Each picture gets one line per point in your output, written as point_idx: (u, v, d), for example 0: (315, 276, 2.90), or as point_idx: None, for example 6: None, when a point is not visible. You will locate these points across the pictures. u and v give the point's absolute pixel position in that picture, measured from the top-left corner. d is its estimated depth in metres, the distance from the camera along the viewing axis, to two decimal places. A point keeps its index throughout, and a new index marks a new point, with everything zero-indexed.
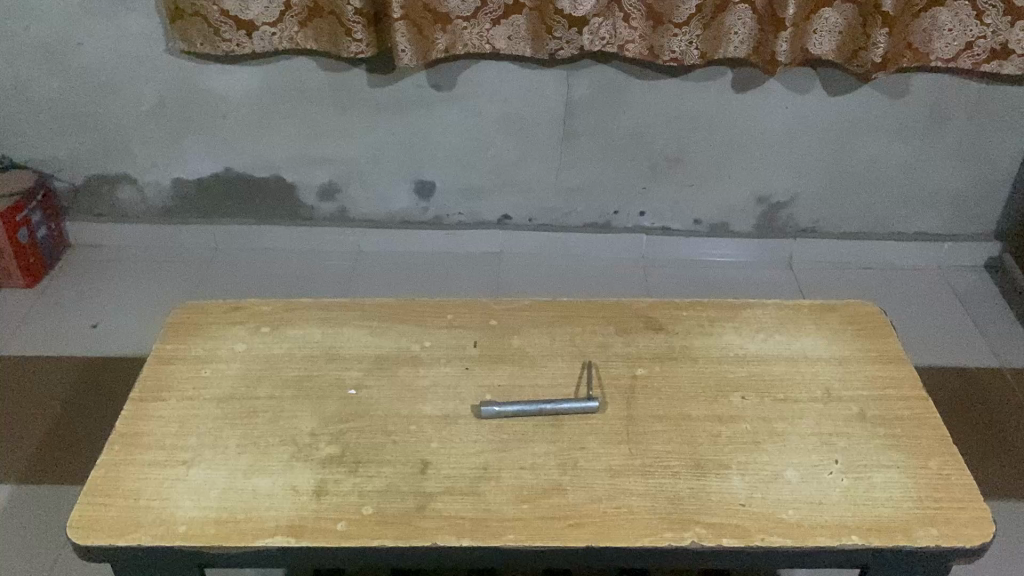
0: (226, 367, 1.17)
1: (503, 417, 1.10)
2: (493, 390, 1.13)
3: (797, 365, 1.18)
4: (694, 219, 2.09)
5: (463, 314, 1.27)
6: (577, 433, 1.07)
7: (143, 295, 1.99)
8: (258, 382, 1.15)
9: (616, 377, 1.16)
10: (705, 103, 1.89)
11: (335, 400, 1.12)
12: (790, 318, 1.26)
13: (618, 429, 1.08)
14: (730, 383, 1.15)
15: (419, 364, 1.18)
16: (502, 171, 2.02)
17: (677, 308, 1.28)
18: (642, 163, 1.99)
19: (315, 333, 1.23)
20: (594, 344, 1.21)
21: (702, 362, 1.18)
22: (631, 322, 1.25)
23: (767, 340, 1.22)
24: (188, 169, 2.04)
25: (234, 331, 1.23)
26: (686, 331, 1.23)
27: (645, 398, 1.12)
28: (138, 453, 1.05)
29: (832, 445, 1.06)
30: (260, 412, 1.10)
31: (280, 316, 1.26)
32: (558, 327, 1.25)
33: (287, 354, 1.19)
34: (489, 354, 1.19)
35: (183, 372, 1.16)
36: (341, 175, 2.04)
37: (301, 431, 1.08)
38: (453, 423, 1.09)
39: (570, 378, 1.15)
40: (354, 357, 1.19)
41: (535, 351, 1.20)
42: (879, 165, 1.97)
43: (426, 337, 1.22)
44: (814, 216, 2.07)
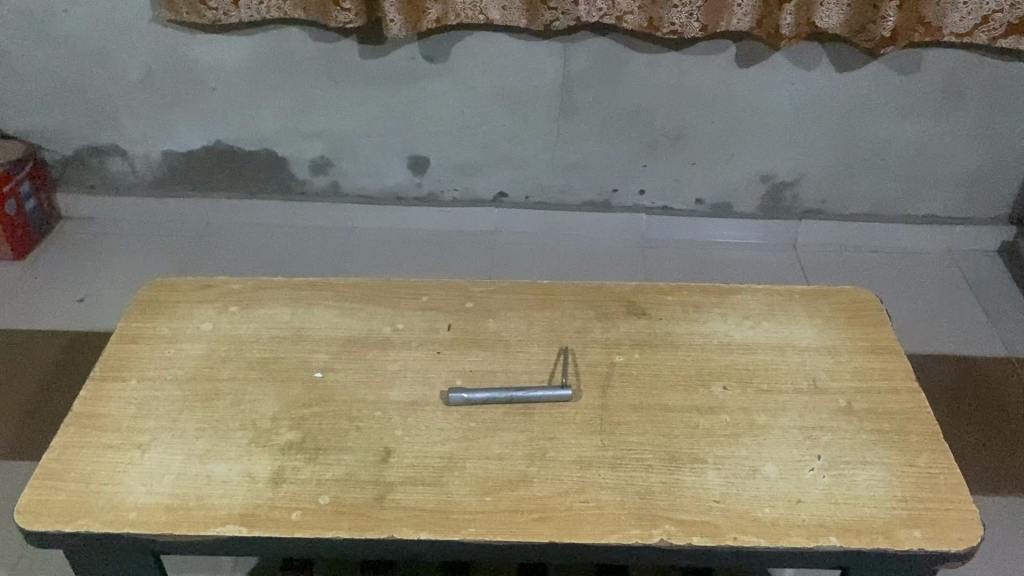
0: (191, 348, 1.14)
1: (473, 404, 1.05)
2: (463, 376, 1.09)
3: (784, 354, 1.12)
4: (696, 199, 2.02)
5: (438, 295, 1.22)
6: (548, 423, 1.03)
7: (130, 270, 1.96)
8: (222, 364, 1.11)
9: (593, 363, 1.11)
10: (707, 78, 1.82)
11: (300, 384, 1.08)
12: (781, 304, 1.20)
13: (591, 419, 1.03)
14: (713, 372, 1.09)
15: (389, 347, 1.13)
16: (497, 147, 1.96)
17: (663, 292, 1.22)
18: (642, 140, 1.92)
19: (284, 313, 1.19)
20: (572, 328, 1.16)
21: (684, 349, 1.13)
22: (613, 306, 1.20)
23: (754, 327, 1.16)
24: (177, 141, 2.00)
25: (201, 310, 1.19)
26: (670, 316, 1.18)
27: (621, 386, 1.07)
28: (94, 435, 1.02)
29: (815, 439, 1.01)
30: (221, 395, 1.07)
31: (250, 295, 1.22)
32: (537, 311, 1.19)
33: (255, 335, 1.15)
34: (463, 338, 1.15)
35: (146, 352, 1.13)
36: (333, 149, 1.99)
37: (262, 415, 1.04)
38: (420, 409, 1.05)
39: (544, 365, 1.11)
40: (323, 339, 1.15)
41: (511, 336, 1.15)
42: (888, 145, 1.90)
43: (398, 319, 1.18)
44: (821, 197, 2.00)
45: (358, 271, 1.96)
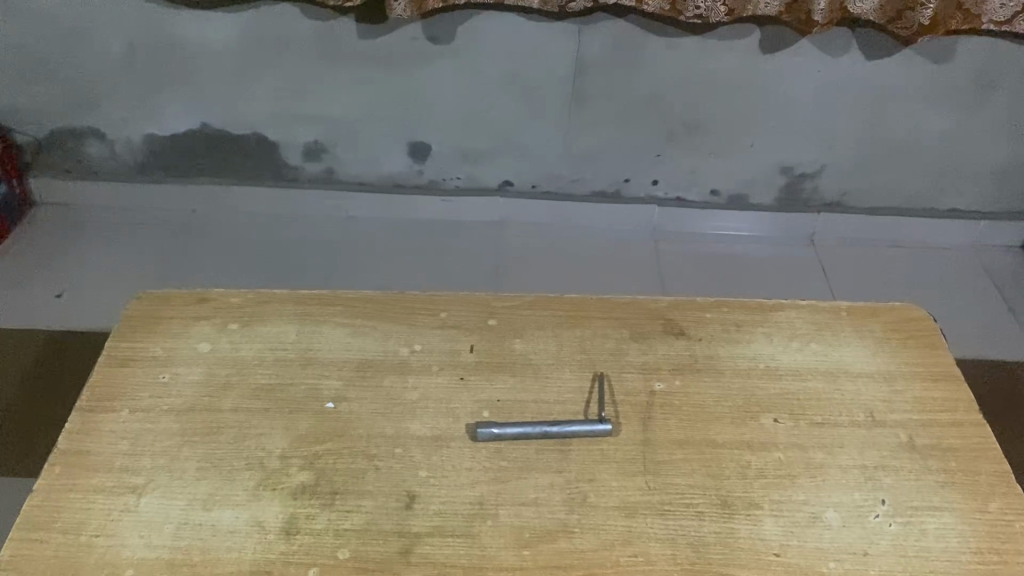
0: (188, 372, 1.03)
1: (504, 440, 0.96)
2: (490, 407, 0.99)
3: (836, 382, 1.03)
4: (712, 190, 1.93)
5: (457, 311, 1.12)
6: (587, 462, 0.94)
7: (113, 263, 1.84)
8: (223, 392, 1.01)
9: (631, 392, 1.01)
10: (729, 64, 1.71)
11: (310, 416, 0.98)
12: (829, 323, 1.11)
13: (634, 458, 0.94)
14: (761, 403, 1.01)
15: (407, 373, 1.03)
16: (503, 134, 1.85)
17: (701, 309, 1.13)
18: (657, 128, 1.82)
19: (289, 332, 1.08)
20: (606, 350, 1.07)
21: (729, 376, 1.04)
22: (649, 325, 1.10)
23: (802, 349, 1.07)
24: (161, 124, 1.86)
25: (198, 327, 1.09)
26: (711, 338, 1.09)
27: (664, 418, 0.98)
28: (83, 477, 0.91)
29: (877, 481, 0.93)
30: (224, 429, 0.97)
31: (251, 310, 1.11)
32: (566, 329, 1.10)
33: (258, 358, 1.05)
34: (487, 362, 1.05)
35: (138, 378, 1.02)
36: (328, 134, 1.87)
37: (270, 453, 0.94)
38: (444, 446, 0.95)
39: (578, 394, 1.01)
40: (333, 361, 1.04)
41: (540, 359, 1.05)
42: (915, 136, 1.81)
43: (416, 338, 1.08)
44: (842, 189, 1.91)
45: (357, 268, 1.86)
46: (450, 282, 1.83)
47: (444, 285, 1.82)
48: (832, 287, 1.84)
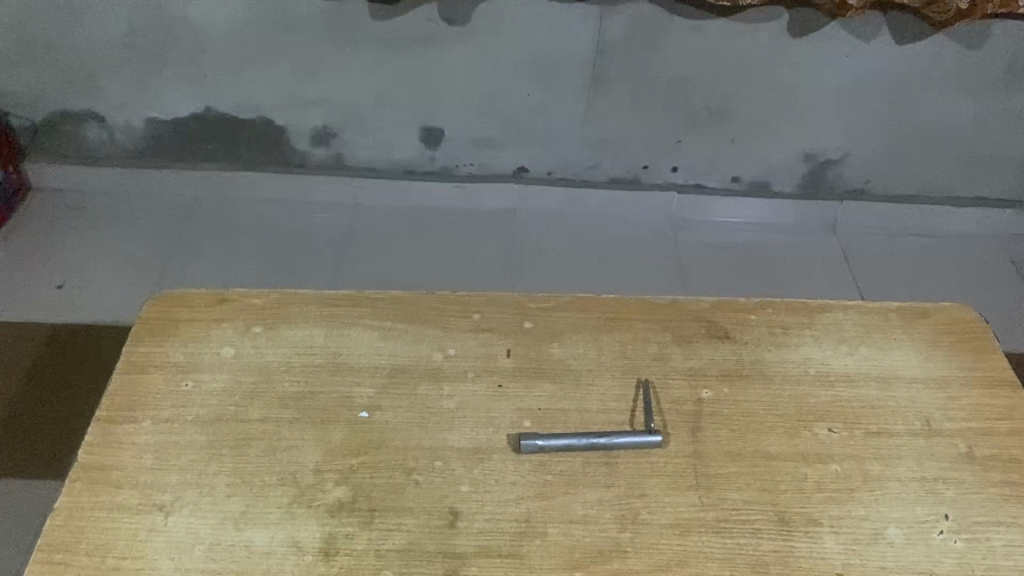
0: (212, 380, 0.98)
1: (548, 453, 0.91)
2: (532, 416, 0.95)
3: (889, 388, 1.00)
4: (732, 178, 1.88)
5: (492, 313, 1.07)
6: (636, 476, 0.89)
7: (116, 252, 1.78)
8: (250, 401, 0.96)
9: (678, 401, 0.97)
10: (755, 48, 1.66)
11: (343, 427, 0.93)
12: (877, 325, 1.07)
13: (685, 472, 0.90)
14: (813, 412, 0.97)
15: (442, 380, 0.99)
16: (520, 120, 1.79)
17: (745, 310, 1.08)
18: (679, 114, 1.77)
19: (317, 336, 1.03)
20: (649, 356, 1.02)
21: (778, 383, 1.00)
22: (691, 327, 1.06)
23: (851, 354, 1.03)
24: (164, 107, 1.79)
25: (220, 331, 1.03)
26: (757, 342, 1.04)
27: (713, 429, 0.94)
28: (107, 495, 0.86)
29: (938, 494, 0.89)
30: (253, 441, 0.92)
31: (275, 312, 1.06)
32: (606, 332, 1.05)
33: (285, 364, 1.00)
34: (525, 368, 1.00)
35: (160, 386, 0.97)
36: (338, 119, 1.81)
37: (303, 467, 0.90)
38: (486, 459, 0.91)
39: (622, 403, 0.97)
40: (364, 367, 1.00)
41: (580, 365, 1.01)
42: (942, 123, 1.76)
43: (450, 342, 1.03)
44: (866, 176, 1.87)
45: (370, 258, 1.80)
46: (466, 273, 1.78)
47: (459, 276, 1.77)
48: (856, 278, 1.81)
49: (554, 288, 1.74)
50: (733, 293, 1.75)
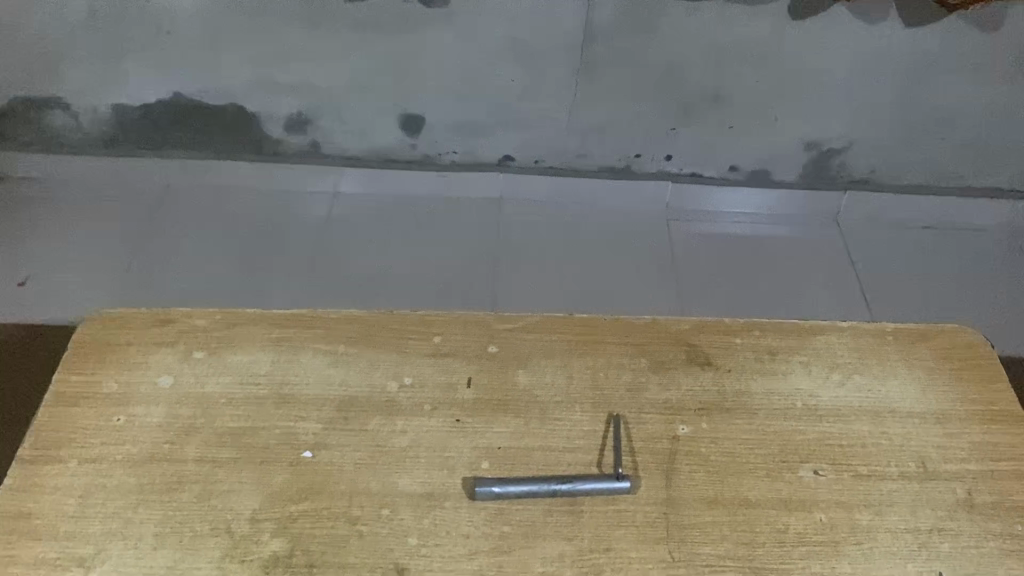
0: (146, 414, 0.90)
1: (506, 499, 0.84)
2: (491, 457, 0.87)
3: (883, 423, 0.91)
4: (730, 166, 1.78)
5: (454, 334, 0.98)
6: (601, 528, 0.82)
7: (82, 246, 1.70)
8: (186, 438, 0.88)
9: (651, 438, 0.89)
10: (754, 31, 1.54)
11: (285, 468, 0.86)
12: (873, 349, 0.98)
13: (655, 522, 0.83)
14: (799, 452, 0.89)
15: (395, 413, 0.91)
16: (504, 106, 1.69)
17: (729, 332, 1.00)
18: (673, 101, 1.66)
19: (263, 362, 0.95)
20: (622, 385, 0.94)
21: (761, 417, 0.91)
22: (670, 352, 0.97)
23: (843, 384, 0.95)
24: (129, 93, 1.70)
25: (159, 356, 0.96)
26: (741, 369, 0.96)
27: (689, 471, 0.87)
28: (23, 547, 0.79)
29: (934, 548, 0.81)
30: (187, 485, 0.84)
31: (219, 335, 0.98)
32: (576, 357, 0.96)
33: (226, 395, 0.92)
34: (487, 399, 0.92)
35: (89, 421, 0.89)
36: (312, 105, 1.71)
37: (238, 515, 0.82)
38: (438, 507, 0.83)
39: (591, 440, 0.89)
40: (311, 399, 0.92)
41: (546, 396, 0.93)
42: (954, 110, 1.65)
43: (407, 369, 0.95)
44: (871, 165, 1.76)
45: (347, 252, 1.72)
46: (447, 269, 1.69)
47: (440, 272, 1.69)
48: (859, 275, 1.71)
49: (540, 287, 1.66)
50: (728, 293, 1.66)
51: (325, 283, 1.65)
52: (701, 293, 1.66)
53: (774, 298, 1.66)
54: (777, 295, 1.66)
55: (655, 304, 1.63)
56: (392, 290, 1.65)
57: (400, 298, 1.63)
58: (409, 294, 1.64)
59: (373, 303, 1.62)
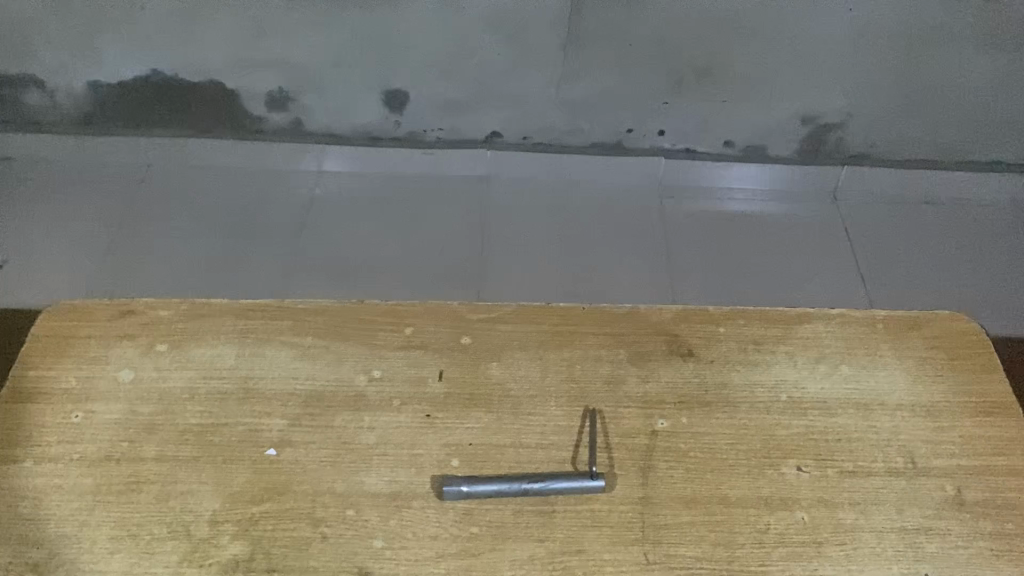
0: (106, 411, 0.87)
1: (475, 499, 0.81)
2: (461, 454, 0.84)
3: (871, 417, 0.88)
4: (724, 141, 1.73)
5: (426, 326, 0.95)
6: (574, 528, 0.79)
7: (60, 228, 1.66)
8: (146, 436, 0.85)
9: (628, 434, 0.86)
10: (747, 2, 1.49)
11: (247, 467, 0.83)
12: (862, 339, 0.95)
13: (630, 523, 0.79)
14: (782, 447, 0.85)
15: (362, 409, 0.87)
16: (490, 82, 1.64)
17: (713, 320, 0.96)
18: (664, 75, 1.61)
19: (227, 356, 0.92)
20: (600, 378, 0.90)
21: (744, 411, 0.88)
22: (651, 343, 0.94)
23: (830, 375, 0.91)
24: (105, 70, 1.66)
25: (120, 350, 0.92)
26: (724, 360, 0.92)
27: (666, 469, 0.83)
28: None
29: (920, 548, 0.78)
30: (145, 485, 0.82)
31: (183, 327, 0.95)
32: (553, 349, 0.93)
33: (188, 391, 0.89)
34: (458, 394, 0.89)
35: (46, 419, 0.86)
36: (293, 82, 1.66)
37: (197, 517, 0.79)
38: (404, 508, 0.80)
39: (565, 435, 0.86)
40: (275, 395, 0.89)
41: (521, 389, 0.89)
42: (955, 82, 1.60)
43: (376, 363, 0.91)
44: (869, 140, 1.72)
45: (331, 235, 1.67)
46: (433, 249, 1.65)
47: (426, 253, 1.65)
48: (856, 256, 1.66)
49: (527, 268, 1.62)
50: (722, 274, 1.62)
51: (309, 268, 1.61)
52: (693, 273, 1.62)
53: (770, 282, 1.61)
54: (773, 278, 1.61)
55: (647, 289, 1.59)
56: (376, 275, 1.60)
57: (384, 285, 1.59)
58: (394, 280, 1.59)
59: (357, 290, 1.57)
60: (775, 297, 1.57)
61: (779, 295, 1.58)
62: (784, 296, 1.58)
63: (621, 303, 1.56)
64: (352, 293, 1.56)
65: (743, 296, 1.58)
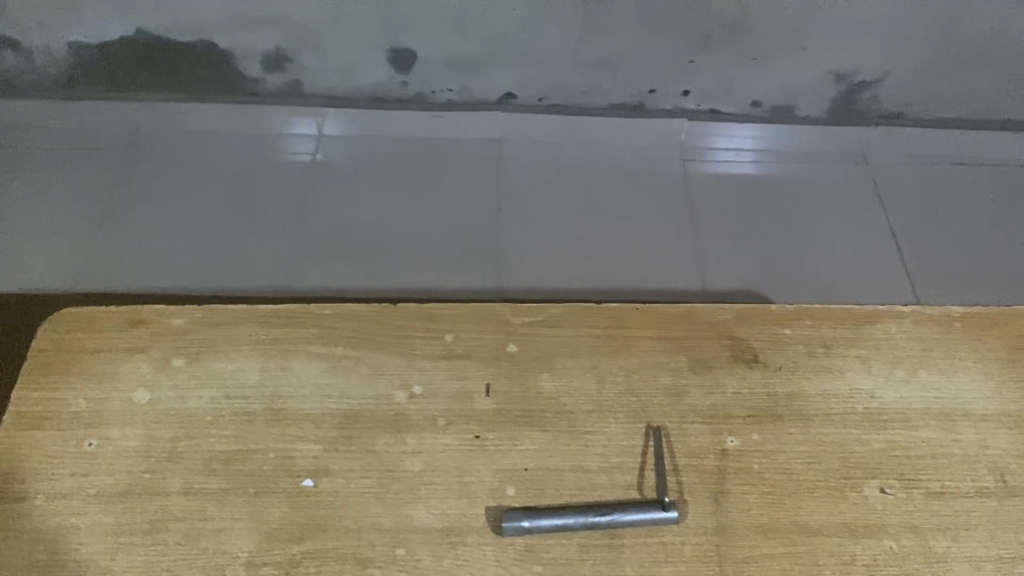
0: (122, 438, 0.79)
1: (537, 533, 0.74)
2: (516, 481, 0.77)
3: (955, 429, 0.81)
4: (752, 101, 1.64)
5: (468, 332, 0.87)
6: (646, 565, 0.72)
7: (45, 203, 1.54)
8: (169, 465, 0.77)
9: (696, 454, 0.79)
10: None
11: (283, 501, 0.75)
12: (939, 340, 0.88)
13: (705, 558, 0.73)
14: (862, 465, 0.79)
15: (405, 431, 0.80)
16: (505, 39, 1.53)
17: (778, 321, 0.89)
18: (692, 31, 1.50)
19: (251, 371, 0.84)
20: (661, 390, 0.83)
21: (819, 425, 0.81)
22: (713, 348, 0.86)
23: (908, 382, 0.84)
24: (86, 30, 1.52)
25: (132, 365, 0.84)
26: (793, 366, 0.85)
27: (741, 493, 0.77)
28: None
29: None
30: (171, 522, 0.74)
31: (200, 338, 0.86)
32: (607, 357, 0.85)
33: (211, 413, 0.81)
34: (508, 411, 0.81)
35: (55, 448, 0.78)
36: (292, 41, 1.54)
37: (231, 559, 0.72)
38: (459, 545, 0.73)
39: (629, 457, 0.79)
40: (308, 416, 0.81)
41: (576, 404, 0.82)
42: (1001, 38, 1.51)
43: (416, 377, 0.83)
44: (904, 99, 1.63)
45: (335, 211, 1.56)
46: (447, 218, 1.56)
47: (440, 222, 1.55)
48: (892, 224, 1.58)
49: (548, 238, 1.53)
50: (754, 242, 1.54)
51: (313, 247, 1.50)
52: (723, 241, 1.54)
53: (804, 255, 1.52)
54: (808, 250, 1.52)
55: (676, 264, 1.49)
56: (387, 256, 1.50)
57: (396, 265, 1.48)
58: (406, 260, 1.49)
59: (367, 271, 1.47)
60: (812, 274, 1.48)
61: (816, 270, 1.50)
62: (821, 270, 1.49)
63: (650, 275, 1.48)
64: (362, 275, 1.45)
65: (777, 272, 1.49)
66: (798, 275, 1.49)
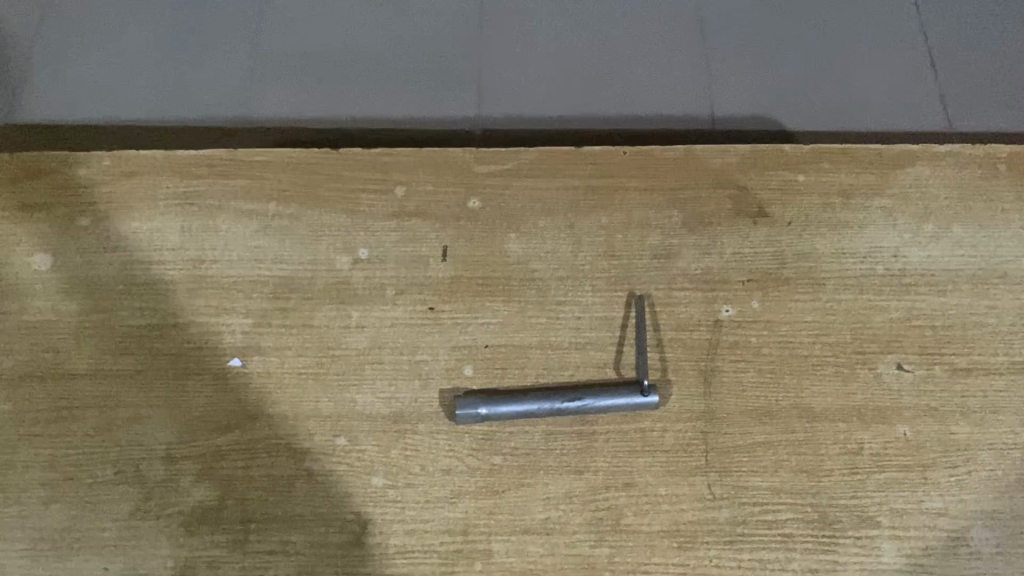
0: (23, 311, 0.68)
1: (496, 421, 0.65)
2: (476, 361, 0.67)
3: (991, 296, 0.70)
4: None
5: (422, 182, 0.73)
6: (622, 457, 0.64)
7: None
8: (76, 344, 0.67)
9: (686, 327, 0.68)
10: None
11: (208, 385, 0.66)
12: (980, 187, 0.74)
13: (690, 447, 0.64)
14: (878, 338, 0.68)
15: (348, 302, 0.69)
16: None
17: (791, 166, 0.74)
18: None
19: (168, 232, 0.72)
20: (648, 253, 0.71)
21: (831, 291, 0.70)
22: (712, 201, 0.73)
23: (939, 240, 0.72)
24: None
25: (30, 226, 0.71)
26: (805, 222, 0.72)
27: (735, 372, 0.67)
28: None
29: None
30: (80, 411, 0.65)
31: (110, 192, 0.73)
32: (586, 213, 0.72)
33: (123, 282, 0.70)
34: (468, 278, 0.70)
35: None
36: None
37: (149, 453, 0.64)
38: (409, 434, 0.64)
39: (607, 332, 0.68)
40: (236, 285, 0.70)
41: (548, 270, 0.70)
42: None
43: (361, 238, 0.71)
44: None
45: (116, 19, 0.99)
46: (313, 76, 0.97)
47: (304, 78, 0.97)
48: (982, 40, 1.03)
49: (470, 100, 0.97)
50: (786, 77, 1.00)
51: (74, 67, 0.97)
52: (736, 89, 0.99)
53: (853, 93, 0.99)
54: (858, 82, 1.00)
55: (671, 97, 0.98)
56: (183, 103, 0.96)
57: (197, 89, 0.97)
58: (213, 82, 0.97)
59: (150, 101, 0.95)
60: (864, 103, 0.98)
61: (870, 105, 0.99)
62: (875, 103, 0.99)
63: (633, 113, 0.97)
64: (140, 93, 0.95)
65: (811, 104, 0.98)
66: (845, 114, 0.98)
